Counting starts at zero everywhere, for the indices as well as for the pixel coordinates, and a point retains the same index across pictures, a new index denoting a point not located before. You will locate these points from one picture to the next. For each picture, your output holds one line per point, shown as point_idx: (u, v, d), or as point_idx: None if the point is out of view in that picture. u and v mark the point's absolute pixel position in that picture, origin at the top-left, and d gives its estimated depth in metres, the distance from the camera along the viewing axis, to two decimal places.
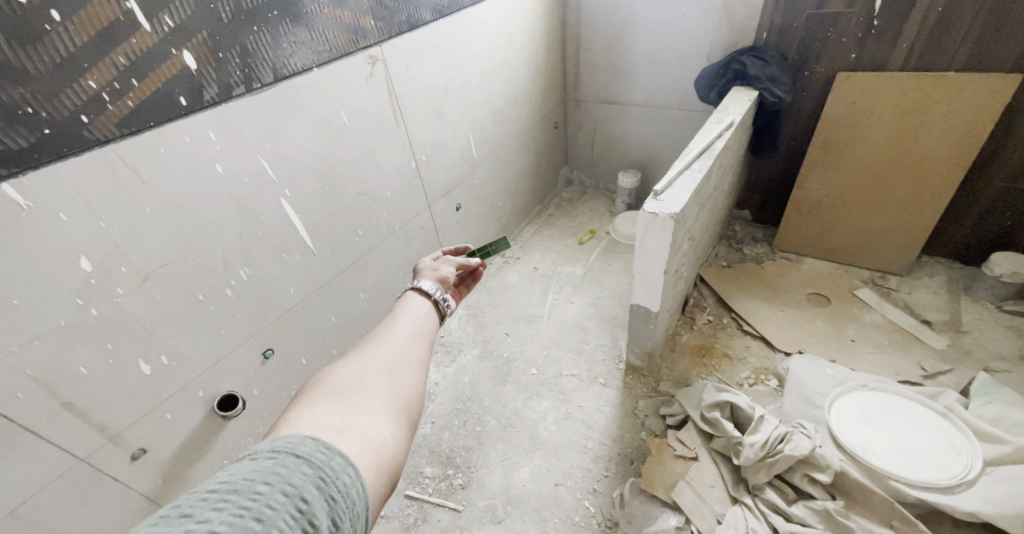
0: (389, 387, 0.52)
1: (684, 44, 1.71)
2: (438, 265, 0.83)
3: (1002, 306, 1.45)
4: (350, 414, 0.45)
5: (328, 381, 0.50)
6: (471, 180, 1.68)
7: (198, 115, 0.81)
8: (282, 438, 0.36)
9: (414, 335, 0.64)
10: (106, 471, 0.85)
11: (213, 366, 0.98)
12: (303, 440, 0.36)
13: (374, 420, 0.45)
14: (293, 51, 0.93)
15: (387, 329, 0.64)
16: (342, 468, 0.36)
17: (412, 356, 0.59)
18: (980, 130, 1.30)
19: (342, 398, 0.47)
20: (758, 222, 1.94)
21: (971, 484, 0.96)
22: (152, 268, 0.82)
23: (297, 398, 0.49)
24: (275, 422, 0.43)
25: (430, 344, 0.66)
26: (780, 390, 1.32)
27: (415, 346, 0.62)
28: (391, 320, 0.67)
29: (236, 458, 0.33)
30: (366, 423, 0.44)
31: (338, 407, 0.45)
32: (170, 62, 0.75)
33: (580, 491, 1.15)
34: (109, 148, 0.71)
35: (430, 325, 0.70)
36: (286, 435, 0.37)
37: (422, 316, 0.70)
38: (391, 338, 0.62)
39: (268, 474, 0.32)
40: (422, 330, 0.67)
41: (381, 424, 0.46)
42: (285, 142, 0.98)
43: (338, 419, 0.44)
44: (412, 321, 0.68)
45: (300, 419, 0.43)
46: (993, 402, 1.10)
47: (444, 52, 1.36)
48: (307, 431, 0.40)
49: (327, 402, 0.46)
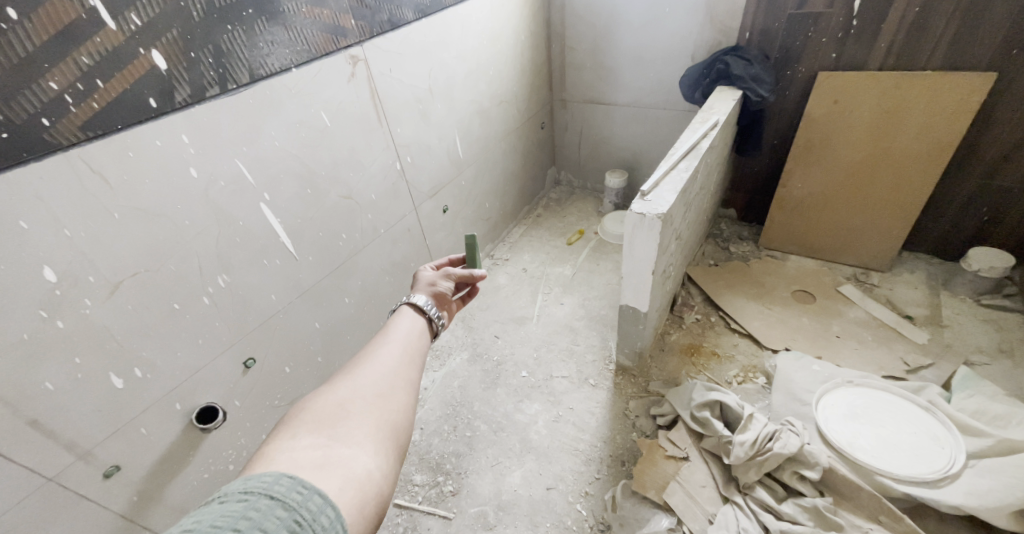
0: (377, 413, 0.50)
1: (668, 44, 1.71)
2: (436, 280, 0.82)
3: (980, 300, 1.48)
4: (332, 448, 0.43)
5: (311, 408, 0.49)
6: (458, 181, 1.66)
7: (170, 117, 0.78)
8: (255, 477, 0.35)
9: (405, 353, 0.63)
10: (78, 490, 0.81)
11: (191, 377, 0.94)
12: (279, 478, 0.35)
13: (357, 452, 0.44)
14: (271, 51, 0.90)
15: (377, 347, 0.62)
16: (319, 509, 0.34)
17: (402, 376, 0.58)
18: (957, 128, 1.33)
19: (324, 428, 0.46)
20: (743, 220, 1.96)
21: (956, 478, 0.97)
22: (124, 277, 0.78)
23: (278, 428, 0.47)
24: (252, 456, 0.42)
25: (421, 362, 0.64)
26: (768, 387, 1.33)
27: (406, 365, 0.60)
28: (381, 337, 0.65)
29: (205, 503, 0.32)
30: (348, 456, 0.43)
31: (319, 440, 0.44)
32: (138, 61, 0.72)
33: (572, 494, 1.14)
34: (73, 152, 0.68)
35: (422, 341, 0.68)
36: (260, 474, 0.36)
37: (413, 333, 0.68)
38: (381, 357, 0.60)
39: (238, 519, 0.30)
40: (414, 348, 0.65)
41: (366, 455, 0.44)
42: (263, 145, 0.95)
43: (319, 453, 0.42)
44: (403, 337, 0.66)
45: (278, 454, 0.41)
46: (975, 395, 1.13)
47: (427, 52, 1.34)
48: (284, 469, 0.39)
49: (308, 434, 0.45)
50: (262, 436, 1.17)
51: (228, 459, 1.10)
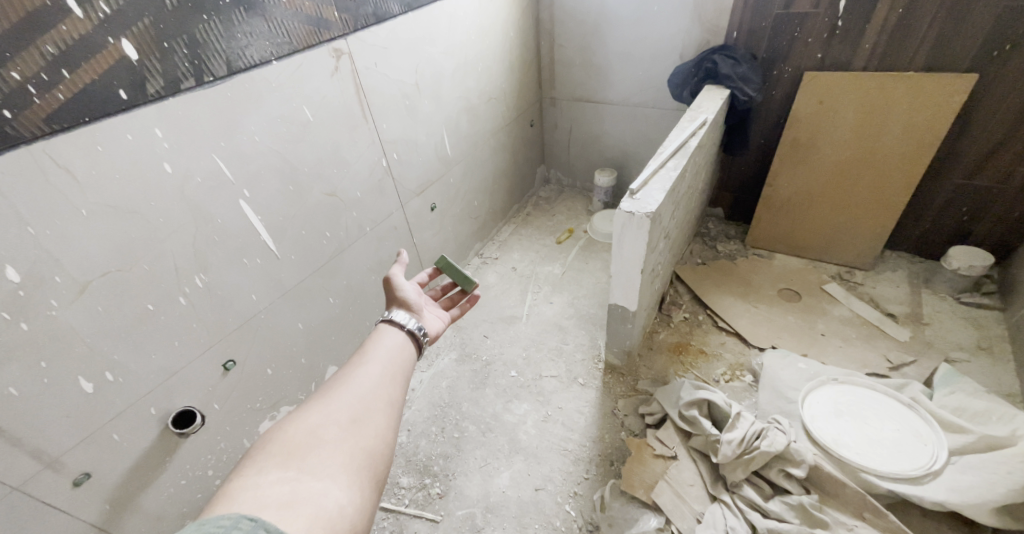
0: (352, 440, 0.48)
1: (657, 43, 1.71)
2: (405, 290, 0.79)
3: (960, 297, 1.51)
4: (301, 482, 0.42)
5: (281, 439, 0.47)
6: (446, 179, 1.64)
7: (142, 110, 0.75)
8: (211, 522, 0.33)
9: (385, 372, 0.61)
10: (45, 500, 0.78)
11: (167, 380, 0.91)
12: (238, 522, 0.33)
13: (329, 485, 0.42)
14: (249, 42, 0.87)
15: (356, 368, 0.60)
16: None
17: (382, 398, 0.56)
18: (938, 128, 1.35)
19: (294, 461, 0.44)
20: (730, 219, 1.97)
21: (938, 474, 0.99)
22: (93, 277, 0.75)
23: (247, 460, 0.46)
24: (216, 494, 0.40)
25: (403, 381, 0.62)
26: (755, 385, 1.33)
27: (387, 386, 0.58)
28: (360, 357, 0.63)
29: None
30: (319, 491, 0.41)
31: (287, 475, 0.42)
32: (107, 51, 0.68)
33: (561, 495, 1.13)
34: (38, 146, 0.64)
35: (405, 359, 0.66)
36: (218, 516, 0.34)
37: (394, 351, 0.66)
38: (359, 378, 0.58)
39: None
40: (396, 366, 0.63)
41: (338, 489, 0.42)
42: (242, 140, 0.91)
43: (286, 489, 0.40)
44: (383, 356, 0.64)
45: (243, 492, 0.40)
46: (955, 392, 1.15)
47: (414, 47, 1.31)
48: (248, 508, 0.37)
49: (276, 469, 0.43)
50: (244, 440, 1.14)
51: (207, 465, 1.06)
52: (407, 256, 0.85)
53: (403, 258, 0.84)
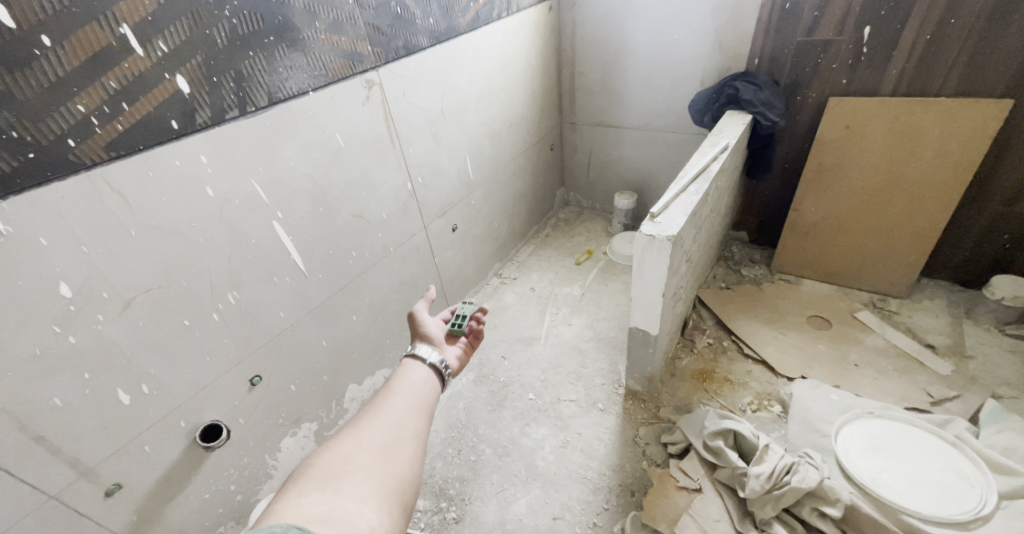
0: (382, 466, 0.49)
1: (678, 69, 1.73)
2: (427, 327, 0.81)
3: (1005, 329, 1.43)
4: (337, 504, 0.42)
5: (316, 465, 0.48)
6: (468, 201, 1.67)
7: (190, 138, 0.80)
8: (264, 528, 0.33)
9: (412, 404, 0.61)
10: (79, 509, 0.80)
11: (197, 394, 0.94)
12: (288, 531, 0.33)
13: (362, 508, 0.43)
14: (289, 75, 0.93)
15: (383, 400, 0.61)
16: None
17: (409, 429, 0.56)
18: (974, 154, 1.31)
19: (329, 485, 0.45)
20: (755, 243, 1.94)
21: (987, 520, 0.92)
22: (136, 293, 0.79)
23: (284, 486, 0.47)
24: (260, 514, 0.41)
25: (428, 414, 0.62)
26: (784, 416, 1.28)
27: (413, 417, 0.59)
28: (386, 392, 0.64)
29: None
30: (353, 513, 0.42)
31: (324, 495, 0.43)
32: (163, 86, 0.74)
33: (579, 525, 1.10)
34: (95, 172, 0.70)
35: (429, 393, 0.67)
36: (268, 524, 0.34)
37: (419, 385, 0.66)
38: (387, 410, 0.59)
39: None
40: (421, 399, 0.64)
41: (370, 511, 0.43)
42: (278, 165, 0.96)
43: (324, 508, 0.41)
44: (409, 389, 0.65)
45: (283, 512, 0.41)
46: (1004, 431, 1.08)
47: (440, 77, 1.37)
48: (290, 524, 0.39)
49: (314, 490, 0.44)
50: (265, 456, 1.15)
51: (230, 479, 1.08)
52: (434, 291, 0.87)
53: (429, 294, 0.86)
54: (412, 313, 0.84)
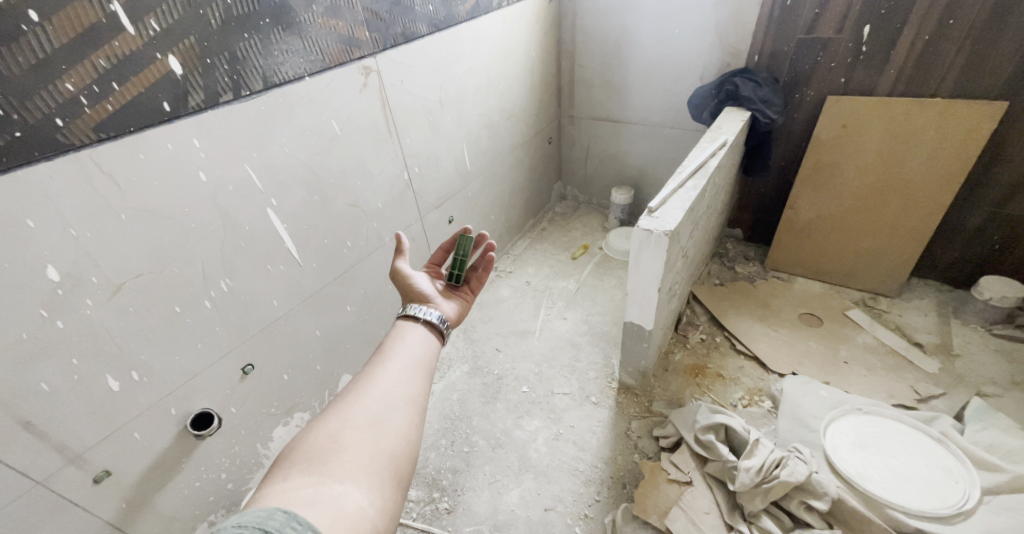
0: (372, 441, 0.48)
1: (678, 64, 1.73)
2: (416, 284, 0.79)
3: (991, 329, 1.46)
4: (324, 485, 0.42)
5: (303, 445, 0.47)
6: (465, 193, 1.66)
7: (182, 121, 0.78)
8: (250, 511, 0.35)
9: (406, 371, 0.61)
10: (66, 495, 0.79)
11: (188, 382, 0.93)
12: (273, 513, 0.35)
13: (351, 488, 0.43)
14: (285, 59, 0.91)
15: (376, 367, 0.60)
16: None
17: (402, 398, 0.56)
18: (968, 155, 1.32)
19: (316, 465, 0.44)
20: (749, 241, 1.95)
21: (969, 514, 0.94)
22: (126, 278, 0.78)
23: (273, 466, 0.46)
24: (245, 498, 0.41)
25: (425, 379, 0.62)
26: (774, 412, 1.30)
27: (407, 384, 0.58)
28: (381, 356, 0.63)
29: None
30: (340, 494, 0.41)
31: (310, 478, 0.43)
32: (154, 66, 0.72)
33: (571, 516, 1.11)
34: (85, 152, 0.68)
35: (426, 355, 0.66)
36: (254, 509, 0.36)
37: (415, 349, 0.66)
38: (380, 378, 0.58)
39: None
40: (417, 364, 0.63)
41: (359, 492, 0.43)
42: (273, 151, 0.95)
43: (311, 491, 0.41)
44: (405, 354, 0.64)
45: (268, 497, 0.40)
46: (988, 428, 1.10)
47: (439, 65, 1.35)
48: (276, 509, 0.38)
49: (300, 472, 0.43)
50: (256, 445, 1.15)
51: (221, 468, 1.07)
52: (407, 241, 0.78)
53: (404, 247, 0.78)
54: (394, 270, 0.80)
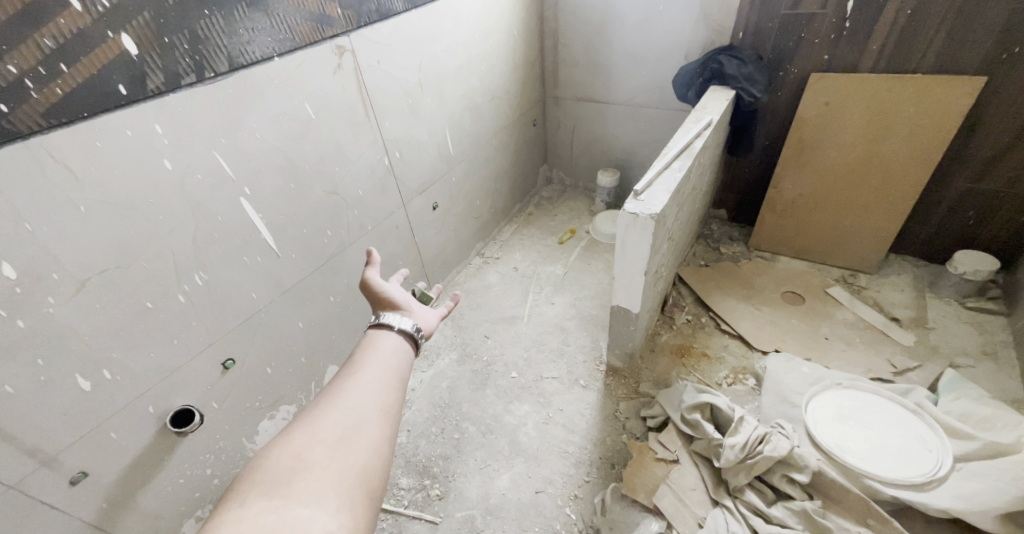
0: (340, 459, 0.47)
1: (663, 42, 1.70)
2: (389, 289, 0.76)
3: (965, 302, 1.50)
4: (286, 512, 0.41)
5: (265, 467, 0.46)
6: (449, 178, 1.63)
7: (142, 105, 0.74)
8: None
9: (379, 379, 0.59)
10: (41, 499, 0.77)
11: (165, 379, 0.90)
12: None
13: (317, 512, 0.41)
14: (251, 38, 0.86)
15: (346, 377, 0.59)
16: None
17: (373, 408, 0.54)
18: (946, 132, 1.34)
19: (278, 489, 0.43)
20: (734, 221, 1.96)
21: (942, 481, 0.97)
22: (91, 274, 0.74)
23: (233, 489, 0.45)
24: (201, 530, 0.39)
25: (399, 386, 0.60)
26: (758, 389, 1.32)
27: (380, 394, 0.56)
28: (351, 366, 0.61)
29: None
30: (305, 519, 0.40)
31: (270, 505, 0.41)
32: (106, 45, 0.67)
33: (561, 498, 1.12)
34: (35, 141, 0.63)
35: (401, 361, 0.64)
36: None
37: (389, 355, 0.64)
38: (350, 389, 0.56)
39: None
40: (390, 371, 0.61)
41: (325, 515, 0.41)
42: (243, 137, 0.90)
43: (271, 520, 0.40)
44: (376, 362, 0.62)
45: (226, 527, 0.39)
46: (961, 398, 1.14)
47: (417, 44, 1.30)
48: None
49: (261, 498, 0.42)
50: (242, 439, 1.13)
51: (206, 464, 1.05)
52: (377, 255, 0.78)
53: (375, 260, 0.78)
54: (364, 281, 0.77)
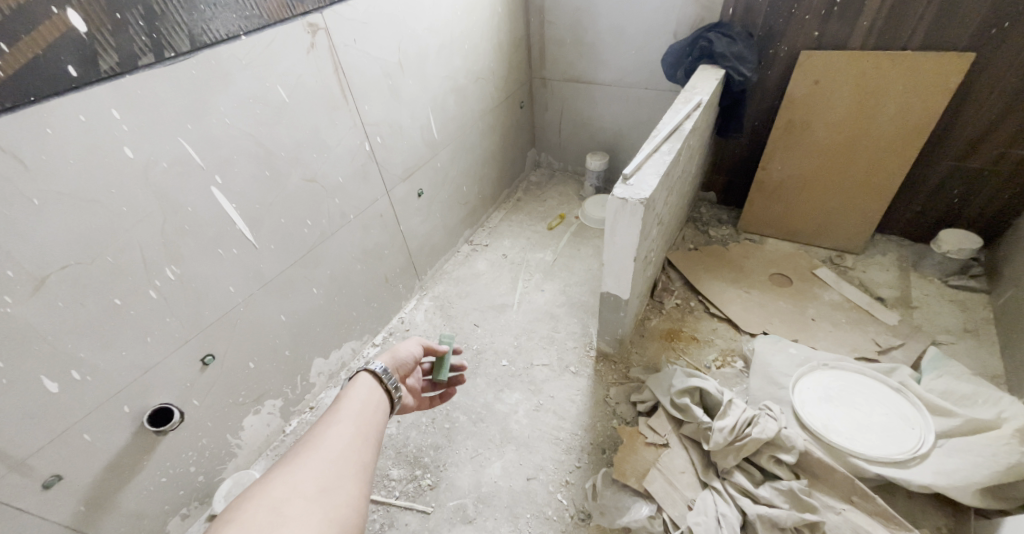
0: (321, 512, 0.45)
1: (651, 20, 1.65)
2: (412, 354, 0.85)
3: (948, 280, 1.52)
4: None
5: (237, 520, 0.42)
6: (434, 163, 1.58)
7: (95, 88, 0.68)
8: None
9: (358, 432, 0.57)
10: (13, 505, 0.74)
11: (140, 377, 0.87)
12: None
13: None
14: (214, 15, 0.80)
15: (324, 429, 0.56)
16: None
17: (353, 463, 0.52)
18: (934, 110, 1.33)
19: None
20: (723, 204, 1.96)
21: (924, 457, 1.00)
22: (50, 271, 0.70)
23: None
24: None
25: (377, 443, 0.59)
26: (746, 371, 1.34)
27: (359, 449, 0.55)
28: (329, 417, 0.59)
29: None
30: None
31: None
32: (51, 22, 0.62)
33: (553, 484, 1.13)
34: None
35: (378, 419, 0.63)
36: None
37: (367, 411, 0.62)
38: (329, 441, 0.54)
39: None
40: (369, 426, 0.60)
41: None
42: (212, 122, 0.85)
43: None
44: (355, 416, 0.60)
45: None
46: (943, 375, 1.15)
47: (396, 22, 1.24)
48: None
49: None
50: (226, 435, 1.10)
51: (189, 461, 1.03)
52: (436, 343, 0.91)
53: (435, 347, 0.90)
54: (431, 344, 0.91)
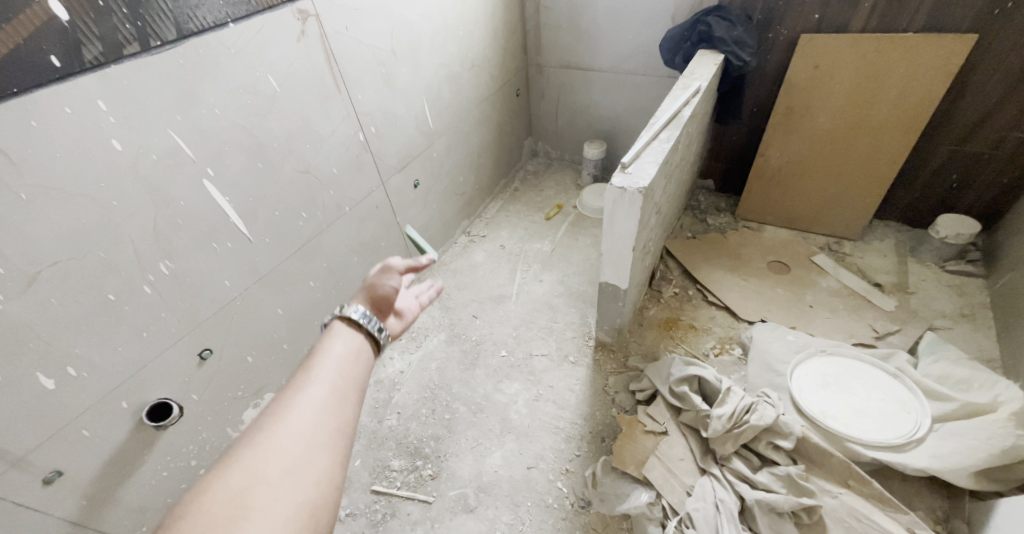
0: (289, 495, 0.43)
1: (649, 4, 1.62)
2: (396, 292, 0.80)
3: (945, 266, 1.52)
4: None
5: (198, 506, 0.40)
6: (429, 153, 1.56)
7: (80, 79, 0.67)
8: None
9: (333, 394, 0.54)
10: (14, 501, 0.74)
11: (138, 372, 0.87)
12: None
13: None
14: (200, 1, 0.78)
15: (296, 392, 0.52)
16: None
17: (326, 432, 0.49)
18: (934, 93, 1.32)
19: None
20: (721, 191, 1.95)
21: (920, 441, 1.01)
22: (41, 268, 0.69)
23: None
24: None
25: (356, 401, 0.56)
26: (744, 358, 1.34)
27: (334, 412, 0.52)
28: (302, 376, 0.55)
29: None
30: None
31: None
32: (31, 10, 0.60)
33: (553, 472, 1.14)
34: None
35: (357, 372, 0.59)
36: None
37: (344, 366, 0.58)
38: (301, 408, 0.50)
39: None
40: (346, 384, 0.56)
41: None
42: (203, 113, 0.84)
43: None
44: (331, 374, 0.56)
45: None
46: (940, 361, 1.16)
47: (388, 7, 1.21)
48: None
49: None
50: (227, 429, 1.10)
51: (190, 455, 1.03)
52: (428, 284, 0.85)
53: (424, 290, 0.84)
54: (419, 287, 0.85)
